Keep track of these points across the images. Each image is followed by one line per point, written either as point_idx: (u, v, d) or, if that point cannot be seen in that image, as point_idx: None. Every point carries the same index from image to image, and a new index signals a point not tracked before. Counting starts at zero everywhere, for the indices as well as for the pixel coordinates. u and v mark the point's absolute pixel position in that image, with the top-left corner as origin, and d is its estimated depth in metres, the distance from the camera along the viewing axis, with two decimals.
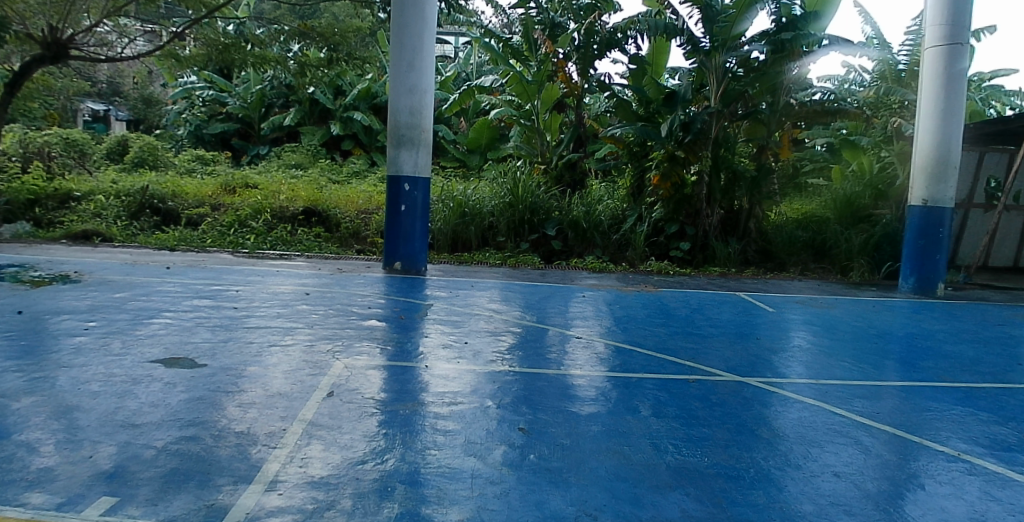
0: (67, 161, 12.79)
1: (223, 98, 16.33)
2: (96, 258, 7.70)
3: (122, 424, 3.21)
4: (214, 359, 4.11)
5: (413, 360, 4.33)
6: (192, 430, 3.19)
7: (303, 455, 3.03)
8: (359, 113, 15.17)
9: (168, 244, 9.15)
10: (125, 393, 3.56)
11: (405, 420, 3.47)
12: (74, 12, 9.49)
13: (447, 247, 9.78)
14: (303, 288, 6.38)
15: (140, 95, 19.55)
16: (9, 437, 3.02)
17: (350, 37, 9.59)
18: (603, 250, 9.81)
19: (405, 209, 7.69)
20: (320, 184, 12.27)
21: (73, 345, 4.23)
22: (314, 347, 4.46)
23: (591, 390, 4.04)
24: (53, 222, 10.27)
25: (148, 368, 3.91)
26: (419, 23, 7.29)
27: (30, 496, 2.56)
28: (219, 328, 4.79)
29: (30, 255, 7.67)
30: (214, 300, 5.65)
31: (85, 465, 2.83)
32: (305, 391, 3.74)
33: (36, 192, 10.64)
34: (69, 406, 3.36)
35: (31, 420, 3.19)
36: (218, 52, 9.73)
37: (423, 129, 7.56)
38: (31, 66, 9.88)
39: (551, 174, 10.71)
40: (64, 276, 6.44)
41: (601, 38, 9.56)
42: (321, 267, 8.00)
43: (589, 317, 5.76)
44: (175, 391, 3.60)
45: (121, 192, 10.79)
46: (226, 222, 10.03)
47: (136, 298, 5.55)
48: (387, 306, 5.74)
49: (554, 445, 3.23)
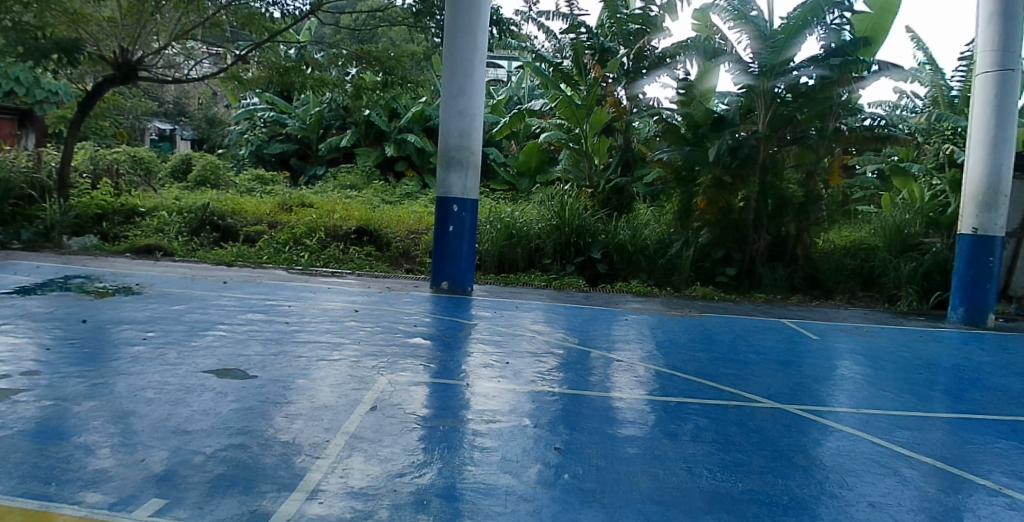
0: (133, 178, 13.27)
1: (283, 119, 16.85)
2: (157, 272, 8.01)
3: (174, 430, 3.33)
4: (264, 371, 4.22)
5: (455, 378, 4.37)
6: (240, 438, 3.30)
7: (344, 466, 3.10)
8: (412, 135, 15.45)
9: (225, 260, 9.48)
10: (178, 401, 3.68)
11: (445, 436, 3.53)
12: (144, 36, 9.94)
13: (493, 268, 9.91)
14: (352, 305, 6.50)
15: (205, 115, 20.49)
16: (68, 439, 3.16)
17: (405, 62, 9.89)
18: (649, 274, 9.73)
19: (453, 230, 7.79)
20: (373, 204, 12.56)
21: (132, 354, 4.39)
22: (360, 363, 4.53)
23: (631, 412, 4.04)
24: (118, 236, 10.70)
25: (201, 378, 4.04)
26: (472, 46, 7.43)
27: (85, 495, 2.67)
28: (271, 341, 4.92)
29: (95, 267, 8.01)
30: (267, 315, 5.80)
31: (138, 468, 2.95)
32: (349, 404, 3.82)
33: (104, 207, 11.11)
34: (125, 412, 3.50)
35: (90, 424, 3.33)
36: (279, 75, 10.19)
37: (472, 151, 7.69)
38: (103, 88, 10.38)
39: (598, 198, 10.64)
40: (127, 287, 6.70)
41: (650, 62, 10.02)
42: (370, 285, 8.16)
43: (632, 340, 5.74)
44: (226, 401, 3.72)
45: (183, 209, 11.18)
46: (282, 239, 10.30)
47: (193, 311, 5.74)
48: (433, 325, 5.81)
49: (589, 466, 3.24)
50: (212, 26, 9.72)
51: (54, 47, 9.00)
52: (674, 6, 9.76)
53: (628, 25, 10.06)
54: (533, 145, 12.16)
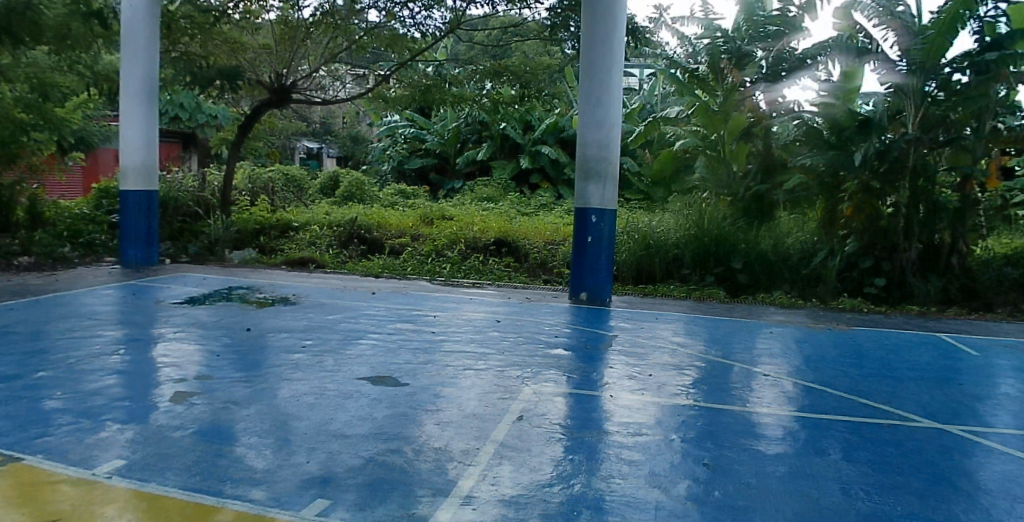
0: (286, 195, 14.10)
1: (423, 135, 17.45)
2: (311, 283, 8.43)
3: (333, 434, 3.44)
4: (415, 379, 4.31)
5: (596, 390, 4.31)
6: (394, 444, 3.37)
7: (494, 474, 3.10)
8: (547, 147, 15.88)
9: (374, 271, 9.82)
10: (337, 405, 3.81)
11: (590, 447, 3.47)
12: (296, 60, 10.60)
13: (631, 278, 9.77)
14: (494, 315, 6.60)
15: (349, 134, 21.95)
16: (235, 439, 3.33)
17: (539, 75, 10.41)
18: (792, 285, 9.25)
19: (591, 240, 7.79)
20: (510, 216, 12.80)
21: (293, 361, 4.60)
22: (505, 372, 4.56)
23: (776, 428, 3.85)
24: (275, 249, 11.25)
25: (357, 384, 4.17)
26: (609, 56, 7.44)
27: (254, 492, 2.80)
28: (419, 350, 5.03)
29: (254, 279, 8.53)
30: (413, 324, 5.96)
31: (302, 469, 3.06)
32: (497, 413, 3.83)
33: (261, 222, 11.81)
34: (288, 415, 3.65)
35: (257, 426, 3.50)
36: (421, 92, 10.67)
37: (610, 161, 7.66)
38: (259, 111, 10.99)
39: (738, 206, 10.08)
40: (285, 298, 7.07)
41: (791, 64, 9.76)
42: (510, 296, 8.22)
43: (776, 354, 5.50)
44: (380, 407, 3.81)
45: (332, 223, 11.82)
46: (425, 251, 10.58)
47: (345, 320, 5.96)
48: (573, 337, 5.77)
49: (739, 483, 3.09)
50: (358, 48, 10.34)
51: (217, 74, 9.69)
52: (812, 5, 9.44)
53: (765, 26, 10.00)
54: (667, 154, 11.65)
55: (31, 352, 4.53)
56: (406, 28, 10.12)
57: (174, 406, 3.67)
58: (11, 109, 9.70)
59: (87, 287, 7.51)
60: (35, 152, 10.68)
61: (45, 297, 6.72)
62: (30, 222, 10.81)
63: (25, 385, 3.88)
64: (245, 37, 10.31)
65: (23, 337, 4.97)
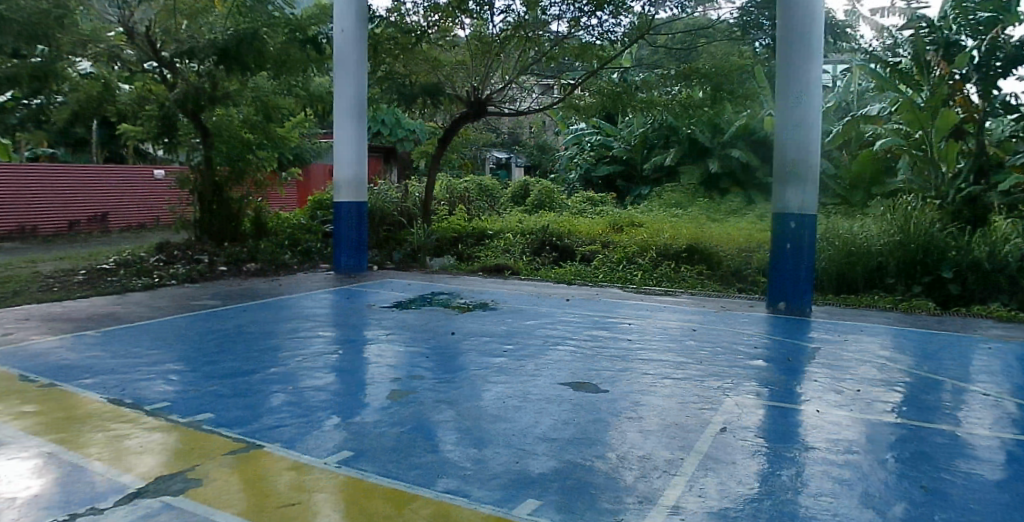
0: (480, 204, 14.91)
1: (610, 141, 18.14)
2: (506, 289, 8.77)
3: (540, 438, 3.57)
4: (614, 386, 4.34)
5: (795, 403, 4.14)
6: (595, 450, 3.43)
7: (700, 486, 3.05)
8: (738, 150, 15.58)
9: (566, 278, 10.08)
10: (541, 408, 3.94)
11: (795, 462, 3.32)
12: (490, 73, 11.26)
13: (832, 289, 9.26)
14: (690, 324, 6.54)
15: (537, 143, 22.89)
16: (434, 439, 3.59)
17: (734, 76, 10.29)
18: (1013, 297, 8.45)
19: (791, 247, 7.55)
20: (702, 222, 12.87)
21: (497, 364, 4.80)
22: (705, 383, 4.48)
23: (994, 452, 3.50)
24: (471, 256, 11.77)
25: (559, 389, 4.27)
26: (807, 55, 7.21)
27: (472, 491, 3.06)
28: (617, 358, 5.04)
29: (454, 284, 9.04)
30: (609, 331, 6.01)
31: (514, 470, 3.24)
32: (700, 424, 3.77)
33: (459, 230, 12.37)
34: (496, 415, 3.85)
35: (469, 426, 3.72)
36: (611, 101, 11.02)
37: (811, 164, 7.39)
38: (458, 124, 11.70)
39: (948, 209, 9.60)
40: (484, 303, 7.37)
41: (1007, 55, 9.52)
42: (704, 304, 8.16)
43: (997, 373, 5.03)
44: (581, 413, 3.88)
45: (526, 231, 12.14)
46: (616, 258, 10.74)
47: (542, 326, 6.11)
48: (773, 349, 5.56)
49: (962, 509, 2.82)
50: (548, 59, 10.94)
51: (421, 92, 11.13)
52: None
53: (975, 13, 9.59)
54: (865, 156, 12.13)
55: (261, 350, 5.18)
56: (595, 37, 10.62)
57: (390, 404, 4.01)
58: (239, 130, 10.77)
59: (308, 290, 8.29)
60: (259, 168, 11.47)
61: (270, 300, 7.53)
62: (254, 231, 11.72)
63: (259, 381, 4.45)
64: (443, 55, 11.13)
65: (256, 336, 5.66)
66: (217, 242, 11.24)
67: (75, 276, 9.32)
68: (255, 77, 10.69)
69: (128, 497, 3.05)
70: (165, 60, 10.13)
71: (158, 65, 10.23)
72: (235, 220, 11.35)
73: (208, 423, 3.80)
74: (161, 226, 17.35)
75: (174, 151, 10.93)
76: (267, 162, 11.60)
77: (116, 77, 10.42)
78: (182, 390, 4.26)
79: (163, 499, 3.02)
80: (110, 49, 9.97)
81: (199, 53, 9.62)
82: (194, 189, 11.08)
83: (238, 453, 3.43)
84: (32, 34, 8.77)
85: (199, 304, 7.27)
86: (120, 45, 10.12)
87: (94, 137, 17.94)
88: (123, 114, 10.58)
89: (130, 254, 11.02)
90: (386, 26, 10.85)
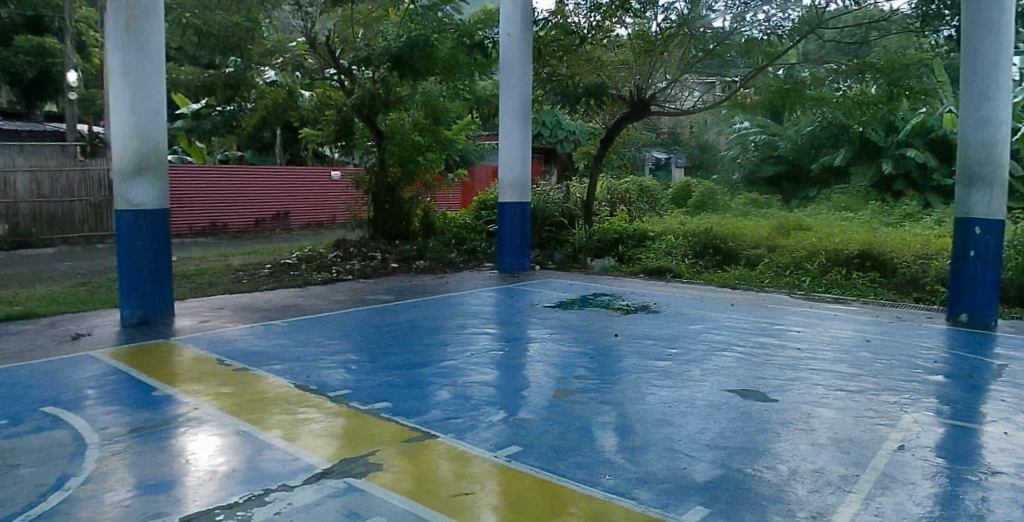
0: (640, 206, 15.40)
1: (776, 141, 19.55)
2: (667, 292, 8.92)
3: (708, 445, 3.73)
4: (782, 395, 4.52)
5: (975, 423, 3.99)
6: (762, 461, 3.50)
7: (877, 504, 2.98)
8: (913, 151, 16.44)
9: (730, 283, 10.04)
10: (709, 415, 4.20)
11: (980, 486, 3.17)
12: (654, 74, 11.75)
13: (1020, 301, 8.63)
14: (863, 334, 6.44)
15: (697, 143, 24.70)
16: (594, 440, 3.86)
17: (910, 70, 10.42)
18: None
19: (975, 255, 7.12)
20: (876, 225, 12.49)
21: (662, 368, 5.16)
22: (879, 397, 4.47)
23: None
24: (632, 259, 12.08)
25: (726, 396, 4.54)
26: (996, 50, 6.87)
27: (641, 493, 3.16)
28: (784, 367, 5.21)
29: (615, 286, 9.33)
30: (776, 338, 6.15)
31: (682, 474, 3.37)
32: (874, 440, 3.74)
33: (619, 232, 12.63)
34: (664, 420, 4.14)
35: (639, 427, 4.03)
36: (779, 97, 11.13)
37: (999, 164, 6.95)
38: (621, 123, 12.46)
39: None
40: (647, 305, 7.73)
41: None
42: (877, 314, 7.88)
43: None
44: (747, 422, 4.08)
45: (689, 233, 12.11)
46: (783, 263, 10.63)
47: (706, 330, 6.40)
48: (954, 364, 5.37)
49: None
50: (714, 57, 11.24)
51: (584, 92, 11.59)
52: None
53: None
54: None
55: (429, 345, 5.75)
56: (762, 32, 10.73)
57: (558, 402, 4.43)
58: (410, 133, 11.68)
59: (473, 288, 8.84)
60: (427, 170, 12.17)
61: (438, 297, 8.16)
62: (423, 230, 12.56)
63: (428, 376, 4.99)
64: (606, 55, 11.68)
65: (424, 331, 6.24)
66: (388, 240, 12.19)
67: (263, 268, 10.44)
68: (424, 82, 11.35)
69: (314, 476, 3.56)
70: (344, 68, 11.31)
71: (337, 71, 11.37)
72: (405, 219, 12.27)
73: (386, 411, 4.31)
74: (337, 223, 19.23)
75: (350, 152, 12.12)
76: (435, 164, 12.17)
77: (299, 84, 11.59)
78: (359, 379, 4.87)
79: (343, 479, 3.50)
80: (294, 59, 11.28)
81: (375, 60, 10.38)
82: (368, 189, 12.11)
83: (405, 441, 3.90)
84: (227, 45, 10.33)
85: (373, 298, 8.05)
86: (302, 55, 11.34)
87: (279, 143, 19.70)
88: (305, 120, 11.77)
89: (310, 249, 12.09)
90: (549, 28, 11.45)
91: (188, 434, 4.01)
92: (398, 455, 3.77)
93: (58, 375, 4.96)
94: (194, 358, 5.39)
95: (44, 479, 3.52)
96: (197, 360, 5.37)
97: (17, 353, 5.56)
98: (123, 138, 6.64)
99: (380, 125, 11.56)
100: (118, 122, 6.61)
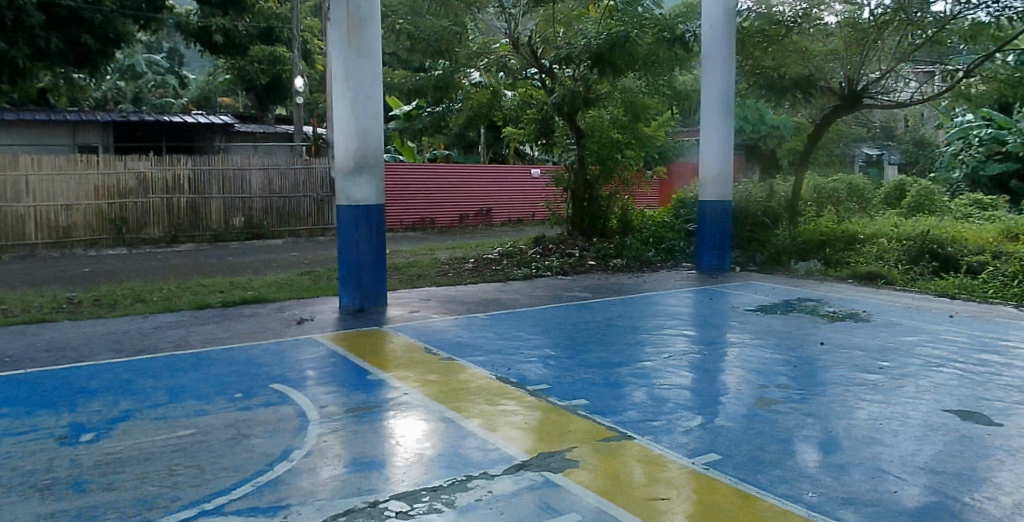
0: (849, 205, 14.91)
1: (1003, 133, 17.80)
2: (878, 300, 8.41)
3: (921, 467, 3.49)
4: (1011, 420, 4.17)
5: None
6: (986, 492, 3.17)
7: None
8: None
9: (948, 292, 9.29)
10: (923, 436, 3.96)
11: None
12: (868, 64, 11.81)
13: None
14: None
15: (913, 138, 24.36)
16: (793, 453, 3.74)
17: None
18: None
19: None
20: None
21: (871, 381, 4.98)
22: None
23: None
24: (840, 262, 11.39)
25: (944, 417, 4.27)
26: None
27: (845, 513, 2.97)
28: (1014, 388, 4.80)
29: (822, 291, 9.04)
30: (1005, 357, 5.63)
31: (892, 497, 3.14)
32: None
33: (826, 235, 11.96)
34: (871, 437, 3.96)
35: (845, 443, 3.87)
36: (1013, 86, 11.52)
37: None
38: (829, 118, 12.36)
39: None
40: (855, 313, 7.43)
41: None
42: None
43: None
44: (968, 445, 3.79)
45: (902, 237, 11.55)
46: (1010, 272, 9.71)
47: (920, 344, 6.04)
48: None
49: None
50: (934, 43, 11.38)
51: (791, 84, 11.91)
52: None
53: None
54: None
55: (626, 345, 5.94)
56: (992, 16, 11.09)
57: (760, 412, 4.40)
58: (608, 130, 12.04)
59: (670, 289, 8.98)
60: (625, 168, 12.48)
61: (633, 297, 8.39)
62: (621, 229, 12.80)
63: (625, 374, 5.15)
64: (817, 45, 11.89)
65: (620, 330, 6.48)
66: (587, 237, 12.62)
67: (468, 263, 11.52)
68: (624, 79, 11.75)
69: (513, 467, 3.70)
70: (545, 67, 11.72)
71: (540, 70, 11.78)
72: (602, 218, 12.66)
73: (583, 408, 4.50)
74: (536, 220, 21.83)
75: (550, 151, 12.75)
76: (633, 161, 12.45)
77: (503, 84, 12.24)
78: (559, 375, 5.10)
79: (542, 474, 3.60)
80: (498, 59, 11.82)
81: (576, 58, 10.80)
82: (569, 187, 12.68)
83: (601, 440, 4.05)
84: (436, 48, 11.22)
85: (571, 296, 8.49)
86: (505, 55, 11.88)
87: (483, 141, 22.11)
88: (508, 120, 12.64)
89: (512, 246, 12.89)
90: (754, 20, 11.97)
91: (397, 417, 4.34)
92: (594, 454, 3.85)
93: (286, 354, 5.65)
94: (404, 345, 5.91)
95: (273, 449, 3.92)
96: (408, 347, 5.88)
97: (255, 332, 6.56)
98: (347, 139, 7.36)
99: (580, 123, 12.08)
100: (342, 125, 7.35)
